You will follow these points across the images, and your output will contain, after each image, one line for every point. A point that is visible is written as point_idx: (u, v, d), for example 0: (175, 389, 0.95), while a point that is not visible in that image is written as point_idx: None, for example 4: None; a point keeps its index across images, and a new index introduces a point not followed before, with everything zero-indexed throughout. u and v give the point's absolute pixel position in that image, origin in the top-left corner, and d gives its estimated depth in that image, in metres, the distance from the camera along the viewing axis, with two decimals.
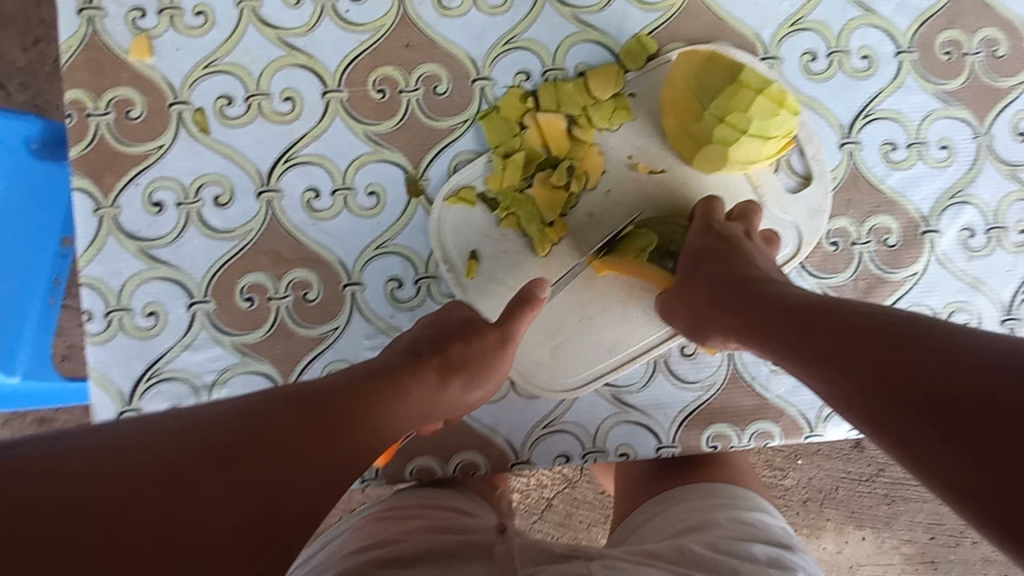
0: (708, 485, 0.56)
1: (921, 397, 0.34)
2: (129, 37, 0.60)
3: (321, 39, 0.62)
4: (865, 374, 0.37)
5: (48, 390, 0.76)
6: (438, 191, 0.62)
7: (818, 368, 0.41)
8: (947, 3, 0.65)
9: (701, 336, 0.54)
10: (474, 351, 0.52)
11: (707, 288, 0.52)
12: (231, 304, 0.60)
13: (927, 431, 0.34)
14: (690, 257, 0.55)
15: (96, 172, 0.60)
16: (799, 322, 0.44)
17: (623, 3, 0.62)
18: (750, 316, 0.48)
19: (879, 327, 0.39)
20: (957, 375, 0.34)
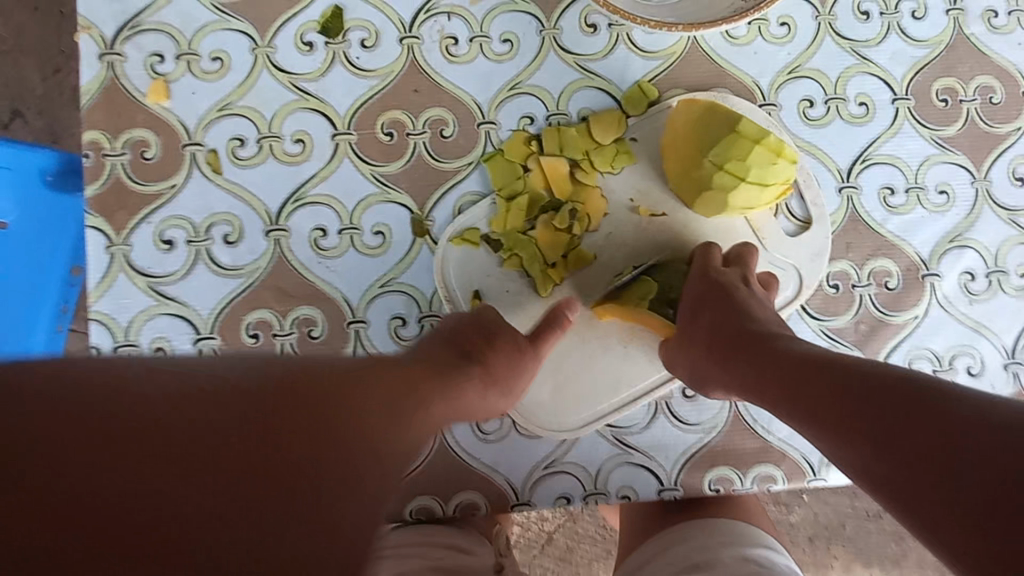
0: (711, 522, 0.58)
1: (906, 456, 0.35)
2: (147, 81, 0.62)
3: (332, 84, 0.64)
4: (854, 429, 0.38)
5: None
6: (443, 231, 0.63)
7: (814, 422, 0.42)
8: (942, 52, 0.67)
9: (704, 387, 0.55)
10: (509, 364, 0.54)
11: (707, 335, 0.53)
12: (237, 339, 0.61)
13: (908, 489, 0.34)
14: (687, 310, 0.56)
15: (109, 209, 0.61)
16: (795, 373, 0.44)
17: (625, 52, 0.65)
18: (753, 368, 0.48)
19: (874, 385, 0.39)
20: (942, 439, 0.34)
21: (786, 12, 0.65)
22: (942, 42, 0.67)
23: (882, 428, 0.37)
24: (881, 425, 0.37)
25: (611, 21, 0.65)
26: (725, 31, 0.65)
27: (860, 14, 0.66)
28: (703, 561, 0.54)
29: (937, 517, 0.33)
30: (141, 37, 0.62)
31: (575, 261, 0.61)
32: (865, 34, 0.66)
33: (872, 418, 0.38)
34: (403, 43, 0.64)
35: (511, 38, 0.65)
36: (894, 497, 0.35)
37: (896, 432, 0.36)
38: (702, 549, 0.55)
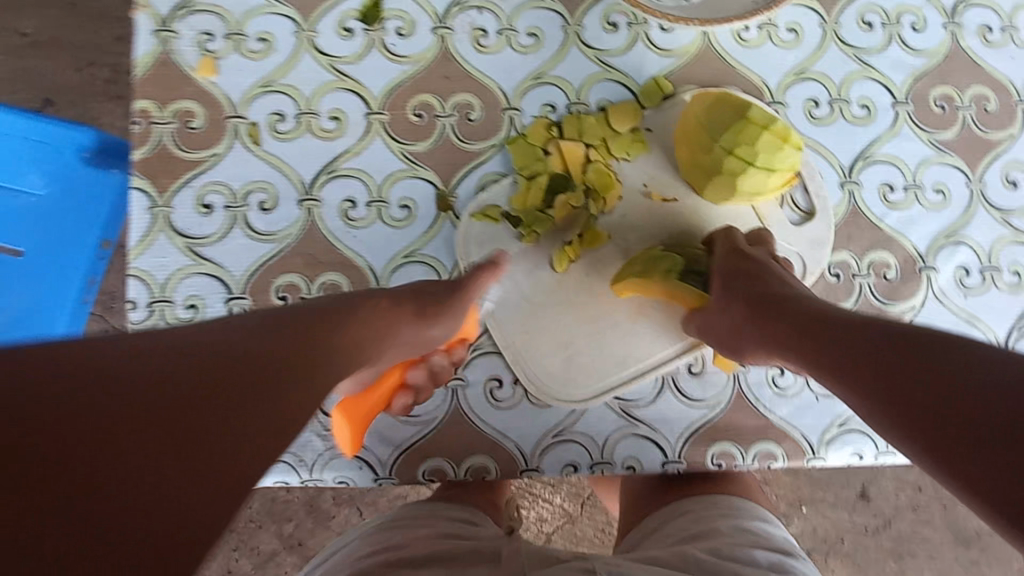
0: (711, 498, 0.58)
1: (935, 409, 0.38)
2: (197, 57, 0.67)
3: (369, 68, 0.68)
4: (885, 387, 0.42)
5: None
6: (465, 207, 0.67)
7: (847, 376, 0.45)
8: (940, 62, 0.71)
9: (734, 351, 0.58)
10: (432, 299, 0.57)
11: (736, 303, 0.55)
12: (266, 300, 0.64)
13: (934, 439, 0.38)
14: (718, 283, 0.58)
15: (153, 173, 0.65)
16: (828, 336, 0.47)
17: (643, 50, 0.69)
18: (784, 330, 0.51)
19: (907, 345, 0.42)
20: (970, 394, 0.37)
21: (794, 20, 0.70)
22: (940, 53, 0.71)
23: (913, 385, 0.40)
24: (914, 383, 0.40)
25: (630, 21, 0.69)
26: (737, 34, 0.69)
27: (863, 24, 0.71)
28: (699, 530, 0.53)
29: (960, 463, 0.36)
30: (194, 17, 0.67)
31: (590, 239, 0.65)
32: (868, 43, 0.71)
33: (904, 375, 0.41)
34: (436, 33, 0.69)
35: (537, 33, 0.69)
36: (918, 446, 0.39)
37: (926, 388, 0.39)
38: (702, 520, 0.54)
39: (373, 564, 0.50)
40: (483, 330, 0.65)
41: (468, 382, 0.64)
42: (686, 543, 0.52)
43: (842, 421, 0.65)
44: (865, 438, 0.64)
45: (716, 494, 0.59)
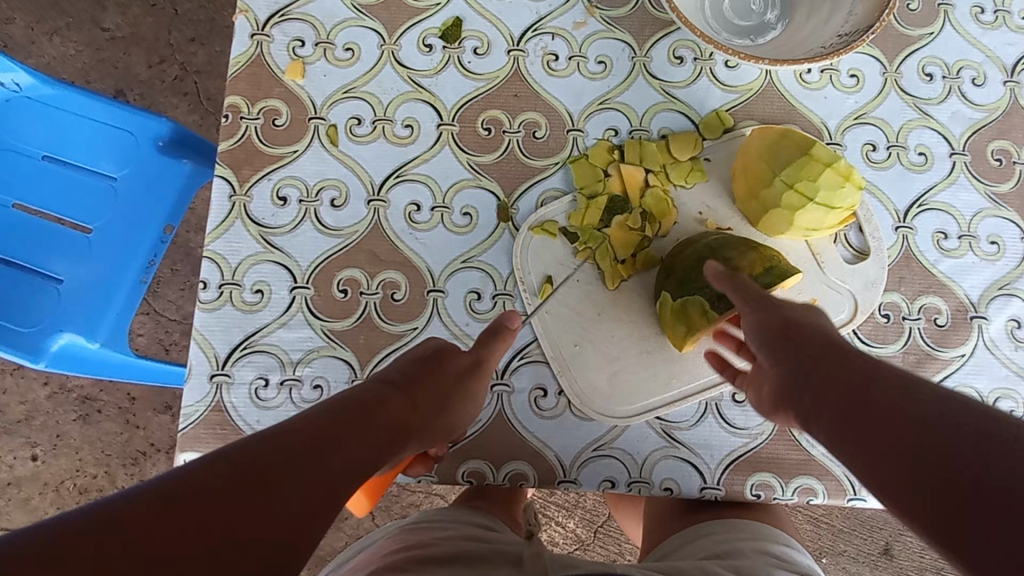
0: (734, 522, 0.62)
1: (976, 520, 0.35)
2: (287, 60, 0.72)
3: (444, 82, 0.72)
4: (918, 483, 0.38)
5: (117, 360, 0.86)
6: (525, 220, 0.69)
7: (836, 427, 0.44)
8: (999, 117, 0.72)
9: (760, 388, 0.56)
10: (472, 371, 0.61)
11: (780, 362, 0.50)
12: (328, 292, 0.67)
13: (973, 550, 0.35)
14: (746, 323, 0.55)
15: (236, 164, 0.69)
16: (867, 403, 0.43)
17: (707, 83, 0.72)
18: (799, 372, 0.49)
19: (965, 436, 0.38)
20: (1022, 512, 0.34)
21: (856, 66, 0.72)
22: (999, 108, 0.72)
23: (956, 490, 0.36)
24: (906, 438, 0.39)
25: (696, 56, 0.72)
26: (800, 76, 0.72)
27: (924, 75, 0.73)
28: (721, 550, 0.59)
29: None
30: (288, 24, 0.72)
31: (643, 260, 0.67)
32: (928, 93, 0.72)
33: (952, 471, 0.37)
34: (510, 54, 0.73)
35: (605, 61, 0.73)
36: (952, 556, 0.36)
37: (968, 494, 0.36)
38: (722, 540, 0.60)
39: (402, 558, 0.52)
40: (532, 339, 0.67)
41: (513, 388, 0.66)
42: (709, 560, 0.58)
43: None
44: None
45: (741, 518, 0.63)
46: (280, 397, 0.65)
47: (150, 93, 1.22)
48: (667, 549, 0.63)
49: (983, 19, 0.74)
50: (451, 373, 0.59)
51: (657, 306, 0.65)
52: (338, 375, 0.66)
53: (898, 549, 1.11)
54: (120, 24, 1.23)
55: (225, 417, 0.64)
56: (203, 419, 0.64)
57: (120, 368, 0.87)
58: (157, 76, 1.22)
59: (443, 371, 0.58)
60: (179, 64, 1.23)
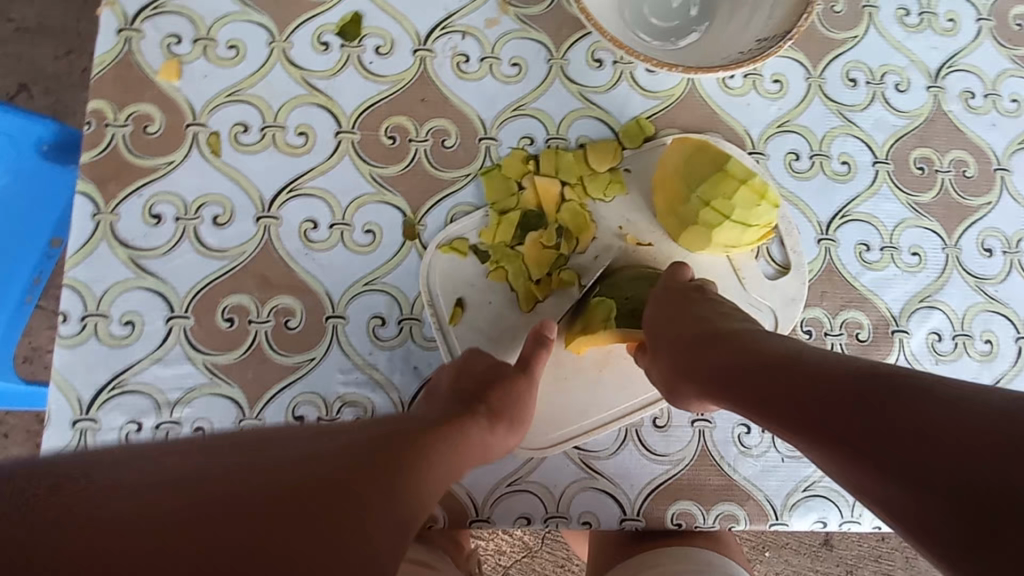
0: (685, 550, 0.61)
1: (951, 474, 0.33)
2: (161, 59, 0.63)
3: (343, 84, 0.65)
4: (880, 445, 0.36)
5: (5, 390, 0.77)
6: (432, 238, 0.64)
7: (781, 417, 0.43)
8: (922, 124, 0.71)
9: (680, 398, 0.55)
10: (508, 395, 0.54)
11: (711, 361, 0.50)
12: (211, 322, 0.60)
13: (960, 496, 0.32)
14: (649, 331, 0.56)
15: (101, 178, 0.61)
16: (823, 389, 0.41)
17: (627, 89, 0.68)
18: (723, 367, 0.49)
19: (929, 412, 0.35)
20: (994, 490, 0.31)
21: (779, 71, 0.69)
22: (922, 115, 0.71)
23: (922, 475, 0.34)
24: (849, 405, 0.39)
25: (616, 59, 0.68)
26: (723, 81, 0.68)
27: (848, 81, 0.70)
28: None
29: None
30: (162, 18, 0.64)
31: (559, 280, 0.62)
32: (851, 99, 0.70)
33: (915, 450, 0.35)
34: (417, 54, 0.67)
35: (520, 63, 0.67)
36: (944, 555, 0.33)
37: (949, 477, 0.33)
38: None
39: None
40: None
41: None
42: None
43: (806, 485, 0.62)
44: (830, 505, 0.62)
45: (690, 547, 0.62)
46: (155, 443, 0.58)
47: (56, 88, 1.09)
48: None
49: (907, 23, 0.72)
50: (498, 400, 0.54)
51: (577, 301, 0.63)
52: (222, 414, 0.59)
53: (837, 540, 1.12)
54: (28, 15, 1.10)
55: None
56: None
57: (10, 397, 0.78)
58: (65, 69, 1.10)
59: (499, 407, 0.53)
60: (89, 56, 1.11)
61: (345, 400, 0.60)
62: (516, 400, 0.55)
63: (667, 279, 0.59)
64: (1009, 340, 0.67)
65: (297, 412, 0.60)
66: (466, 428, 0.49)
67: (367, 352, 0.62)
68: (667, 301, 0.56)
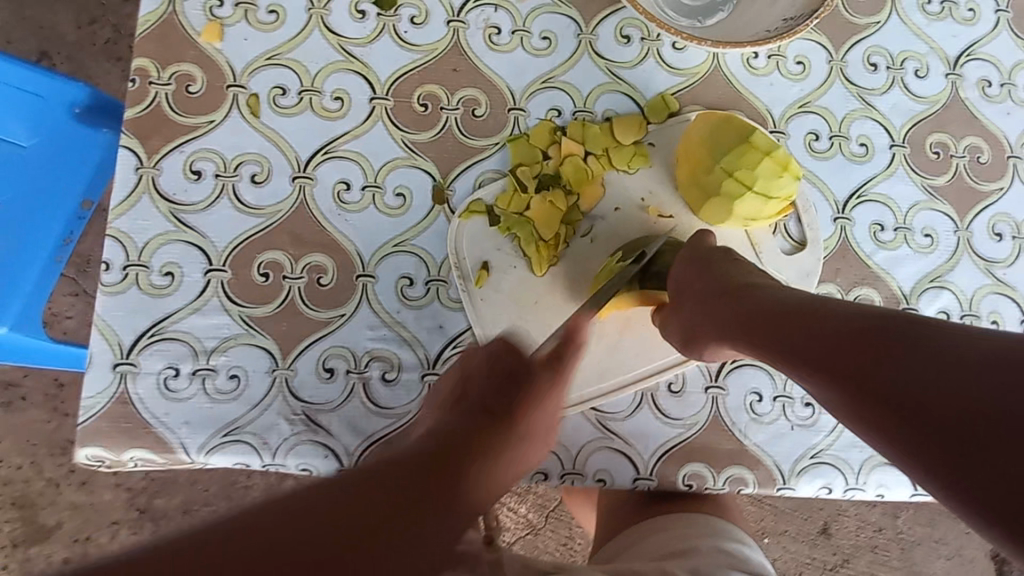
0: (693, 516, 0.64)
1: (957, 416, 0.36)
2: (203, 21, 0.65)
3: (378, 52, 0.67)
4: (892, 390, 0.39)
5: (30, 346, 0.77)
6: (461, 203, 0.66)
7: (799, 363, 0.46)
8: (939, 110, 0.72)
9: (697, 350, 0.59)
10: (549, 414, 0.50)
11: (733, 313, 0.53)
12: (246, 275, 0.62)
13: (963, 437, 0.35)
14: (675, 285, 0.59)
15: (144, 134, 0.63)
16: (839, 337, 0.44)
17: (653, 65, 0.69)
18: (744, 319, 0.52)
19: (940, 360, 0.38)
20: (990, 428, 0.35)
21: (802, 52, 0.71)
22: (939, 101, 0.73)
23: (923, 413, 0.37)
24: (866, 351, 0.42)
25: (643, 36, 0.70)
26: (746, 61, 0.70)
27: (869, 65, 0.72)
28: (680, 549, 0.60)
29: (996, 509, 0.34)
30: None
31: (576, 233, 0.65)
32: (871, 83, 0.72)
33: (924, 394, 0.38)
34: (450, 25, 0.68)
35: (550, 36, 0.69)
36: (945, 487, 0.36)
37: (952, 420, 0.36)
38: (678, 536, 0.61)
39: None
40: (466, 327, 0.64)
41: None
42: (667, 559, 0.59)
43: (814, 453, 0.65)
44: (837, 472, 0.64)
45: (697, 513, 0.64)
46: (192, 388, 0.60)
47: (79, 57, 1.10)
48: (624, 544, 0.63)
49: (928, 11, 0.74)
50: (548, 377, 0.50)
51: (599, 266, 0.65)
52: (256, 364, 0.61)
53: (835, 528, 1.12)
54: None
55: (130, 409, 0.59)
56: (105, 412, 0.59)
57: (37, 353, 0.78)
58: (87, 39, 1.11)
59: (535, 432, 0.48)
60: (112, 27, 1.11)
61: (373, 354, 0.63)
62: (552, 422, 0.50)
63: (693, 245, 0.60)
64: (1016, 321, 0.69)
65: (327, 364, 0.62)
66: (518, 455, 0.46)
67: (396, 311, 0.64)
68: (692, 260, 0.59)
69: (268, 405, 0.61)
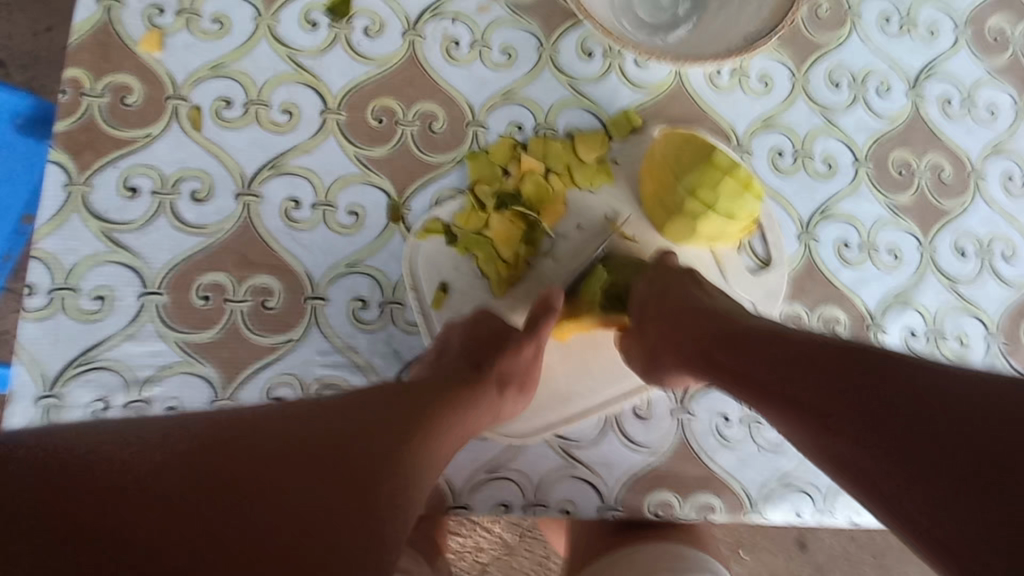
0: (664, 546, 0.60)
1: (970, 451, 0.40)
2: (142, 30, 0.62)
3: (330, 63, 0.65)
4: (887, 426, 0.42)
5: None
6: (417, 221, 0.63)
7: (793, 405, 0.43)
8: (900, 127, 0.72)
9: (657, 377, 0.57)
10: (526, 365, 0.56)
11: (704, 342, 0.52)
12: (185, 299, 0.59)
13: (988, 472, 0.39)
14: (637, 309, 0.57)
15: (76, 148, 0.59)
16: (785, 371, 0.45)
17: (616, 80, 0.68)
18: (717, 351, 0.50)
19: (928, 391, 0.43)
20: (997, 480, 0.33)
21: (766, 69, 0.71)
22: (901, 119, 0.73)
23: (893, 443, 0.37)
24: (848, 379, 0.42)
25: (606, 50, 0.68)
26: (710, 76, 0.69)
27: (831, 82, 0.72)
28: None
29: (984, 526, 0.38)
30: None
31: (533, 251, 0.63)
32: (834, 100, 0.72)
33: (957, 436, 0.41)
34: (406, 37, 0.66)
35: (510, 50, 0.67)
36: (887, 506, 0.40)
37: None
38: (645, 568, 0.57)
39: None
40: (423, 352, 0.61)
41: None
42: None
43: (783, 477, 0.63)
44: (805, 497, 0.63)
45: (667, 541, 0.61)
46: None
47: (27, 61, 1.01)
48: (588, 575, 0.59)
49: (888, 29, 0.74)
50: (506, 373, 0.54)
51: (561, 288, 0.62)
52: (195, 394, 0.57)
53: None
54: None
55: None
56: None
57: None
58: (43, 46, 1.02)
59: (511, 377, 0.54)
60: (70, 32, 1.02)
61: (323, 382, 0.59)
62: (525, 371, 0.56)
63: (656, 265, 0.59)
64: (981, 339, 0.69)
65: (274, 393, 0.58)
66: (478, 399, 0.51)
67: (348, 336, 0.61)
68: (656, 281, 0.57)
69: None
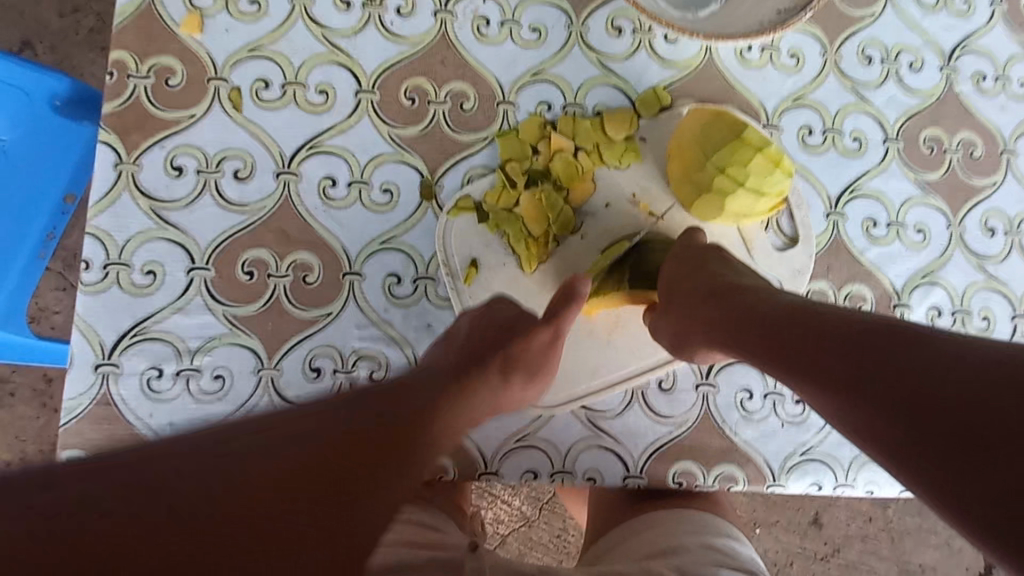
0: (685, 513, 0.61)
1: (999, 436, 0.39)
2: (183, 12, 0.63)
3: (363, 44, 0.66)
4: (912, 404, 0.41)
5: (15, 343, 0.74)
6: (449, 199, 0.65)
7: (816, 374, 0.43)
8: (932, 104, 0.72)
9: (685, 353, 0.58)
10: (533, 350, 0.57)
11: (729, 317, 0.52)
12: (230, 274, 0.61)
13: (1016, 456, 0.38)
14: (665, 286, 0.58)
15: (124, 129, 0.61)
16: (811, 342, 0.45)
17: (645, 58, 0.68)
18: (744, 323, 0.51)
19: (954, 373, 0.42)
20: (1002, 442, 0.33)
21: (797, 45, 0.70)
22: (934, 95, 0.72)
23: (902, 404, 0.38)
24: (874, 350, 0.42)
25: (635, 27, 0.68)
26: (740, 53, 0.69)
27: (863, 58, 0.71)
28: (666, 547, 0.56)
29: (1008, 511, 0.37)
30: None
31: (561, 227, 0.64)
32: (866, 76, 0.71)
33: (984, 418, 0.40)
34: (437, 16, 0.67)
35: (540, 28, 0.68)
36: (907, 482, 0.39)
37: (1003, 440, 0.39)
38: (662, 535, 0.57)
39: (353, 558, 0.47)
40: None
41: None
42: (651, 559, 0.55)
43: (804, 450, 0.65)
44: (826, 469, 0.65)
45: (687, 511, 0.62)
46: (176, 388, 0.59)
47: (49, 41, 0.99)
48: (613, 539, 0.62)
49: (924, 3, 0.73)
50: (511, 358, 0.56)
51: (589, 266, 0.64)
52: (241, 363, 0.60)
53: None
54: None
55: (113, 411, 0.58)
56: (88, 414, 0.58)
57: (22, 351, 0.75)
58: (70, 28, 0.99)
59: (520, 361, 0.56)
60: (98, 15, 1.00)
61: (361, 354, 0.62)
62: (539, 355, 0.57)
63: (684, 242, 0.60)
64: (1007, 318, 0.69)
65: (314, 364, 0.61)
66: (485, 382, 0.54)
67: (384, 310, 0.63)
68: (686, 258, 0.58)
69: (254, 405, 0.60)
